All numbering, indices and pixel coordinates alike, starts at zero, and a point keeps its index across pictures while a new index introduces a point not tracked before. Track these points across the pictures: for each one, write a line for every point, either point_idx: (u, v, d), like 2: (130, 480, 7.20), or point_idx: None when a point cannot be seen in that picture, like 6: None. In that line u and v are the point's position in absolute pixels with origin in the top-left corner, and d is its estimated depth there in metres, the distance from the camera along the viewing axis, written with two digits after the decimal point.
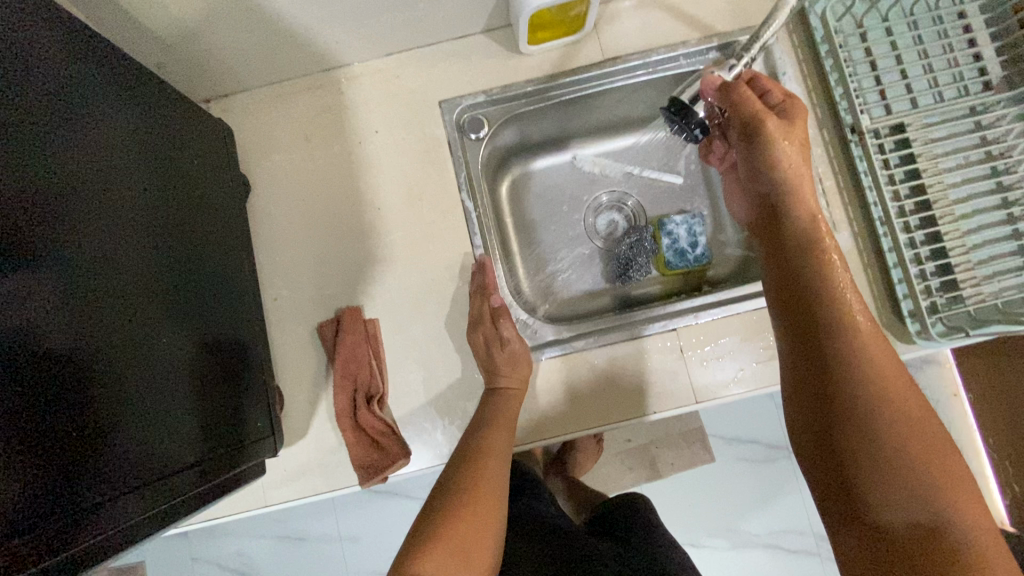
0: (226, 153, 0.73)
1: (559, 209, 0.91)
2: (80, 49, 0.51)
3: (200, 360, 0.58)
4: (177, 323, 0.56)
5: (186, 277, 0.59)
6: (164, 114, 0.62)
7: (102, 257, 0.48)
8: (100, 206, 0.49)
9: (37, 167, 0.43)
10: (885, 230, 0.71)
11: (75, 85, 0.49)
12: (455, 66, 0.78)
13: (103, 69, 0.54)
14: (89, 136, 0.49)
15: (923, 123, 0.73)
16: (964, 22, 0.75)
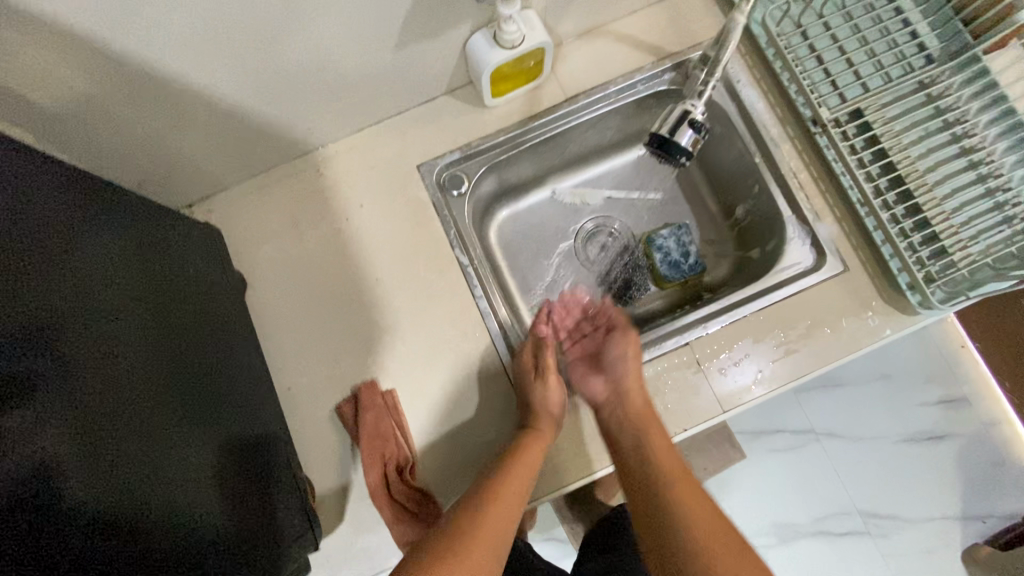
0: (219, 251, 0.74)
1: (549, 245, 0.93)
2: (61, 181, 0.52)
3: (218, 466, 0.56)
4: (196, 435, 0.55)
5: (190, 382, 0.57)
6: (147, 225, 0.62)
7: (102, 381, 0.47)
8: (91, 330, 0.48)
9: (32, 311, 0.43)
10: (867, 211, 0.73)
11: (62, 219, 0.49)
12: (426, 129, 0.80)
13: (85, 197, 0.54)
14: (80, 267, 0.49)
15: (879, 105, 0.76)
16: (894, 6, 0.79)
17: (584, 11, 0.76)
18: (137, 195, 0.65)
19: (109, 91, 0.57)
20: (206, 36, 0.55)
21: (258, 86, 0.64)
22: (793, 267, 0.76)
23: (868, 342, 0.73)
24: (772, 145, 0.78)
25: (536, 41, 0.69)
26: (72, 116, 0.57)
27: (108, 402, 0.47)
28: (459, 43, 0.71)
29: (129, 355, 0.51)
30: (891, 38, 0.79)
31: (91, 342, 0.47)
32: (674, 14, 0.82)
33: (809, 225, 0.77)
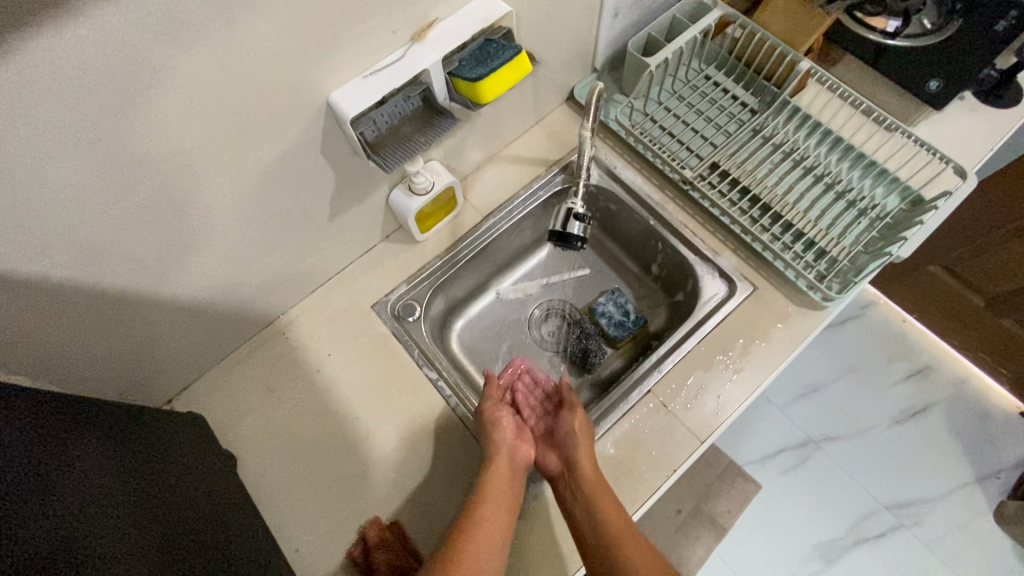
0: (196, 431, 0.77)
1: (507, 339, 1.01)
2: (45, 407, 0.56)
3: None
4: None
5: (203, 552, 0.58)
6: (116, 428, 0.64)
7: (133, 564, 0.48)
8: (106, 524, 0.49)
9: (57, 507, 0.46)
10: (752, 237, 0.87)
11: (58, 433, 0.54)
12: (373, 274, 0.91)
13: (70, 415, 0.59)
14: (86, 466, 0.53)
15: (728, 154, 0.94)
16: (712, 81, 1.00)
17: (477, 148, 0.93)
18: (121, 409, 0.69)
19: (91, 327, 0.63)
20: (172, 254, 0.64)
21: (220, 279, 0.73)
22: (712, 299, 0.87)
23: (797, 341, 0.83)
24: (659, 206, 0.93)
25: (444, 183, 0.84)
26: (69, 355, 0.63)
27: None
28: (383, 200, 0.84)
29: (145, 539, 0.52)
30: (718, 104, 0.98)
31: (111, 535, 0.49)
32: (549, 131, 1.00)
33: (714, 260, 0.89)
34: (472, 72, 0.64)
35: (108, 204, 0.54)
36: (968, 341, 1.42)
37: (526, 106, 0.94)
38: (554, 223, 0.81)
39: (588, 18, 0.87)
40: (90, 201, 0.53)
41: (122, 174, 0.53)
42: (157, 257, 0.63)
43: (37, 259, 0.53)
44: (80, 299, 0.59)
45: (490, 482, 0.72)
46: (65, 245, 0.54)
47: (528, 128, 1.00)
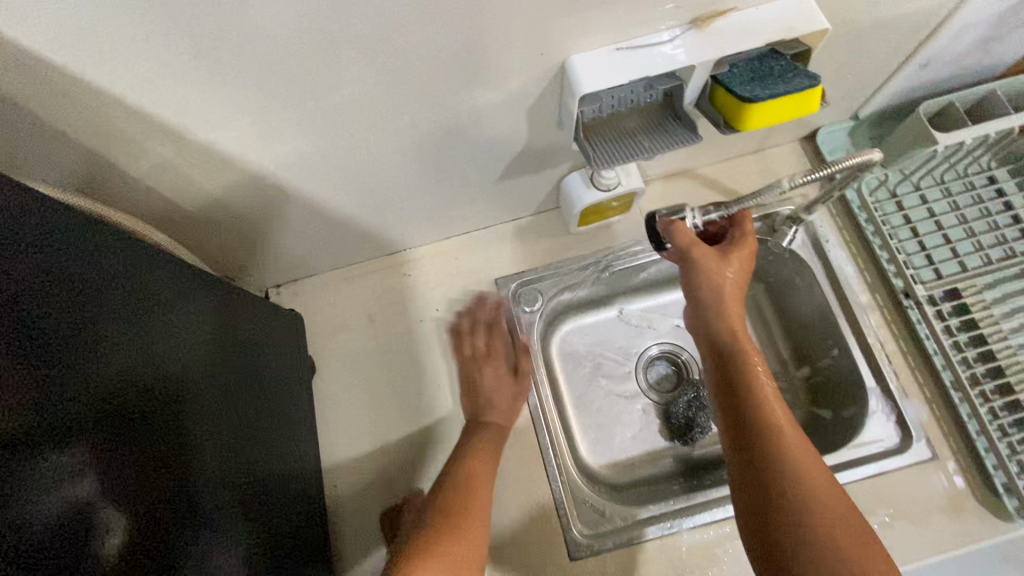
0: (295, 350, 0.73)
1: (610, 365, 0.92)
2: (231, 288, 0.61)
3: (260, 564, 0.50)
4: (252, 510, 0.52)
5: (252, 457, 0.54)
6: (243, 313, 0.60)
7: (191, 434, 0.45)
8: (189, 400, 0.45)
9: (196, 344, 0.49)
10: (960, 396, 0.70)
11: (223, 298, 0.57)
12: (508, 247, 0.83)
13: (243, 302, 0.62)
14: (230, 332, 0.56)
15: (976, 285, 0.73)
16: (995, 187, 0.78)
17: (677, 156, 0.79)
18: (269, 306, 0.72)
19: (234, 198, 0.60)
20: (335, 162, 0.59)
21: (368, 199, 0.68)
22: (872, 445, 0.71)
23: (958, 542, 0.66)
24: (859, 309, 0.76)
25: (631, 187, 0.71)
26: (204, 217, 0.61)
27: (189, 481, 0.43)
28: (556, 178, 0.74)
29: (215, 433, 0.48)
30: (991, 218, 0.76)
31: (187, 415, 0.44)
32: (764, 168, 0.84)
33: (896, 401, 0.72)
34: (747, 89, 0.50)
35: (295, 96, 0.48)
36: None
37: (754, 133, 0.78)
38: (667, 213, 0.64)
39: (888, 59, 0.68)
40: (281, 86, 0.46)
41: (323, 70, 0.46)
42: (320, 162, 0.58)
43: (214, 128, 0.49)
44: (236, 173, 0.56)
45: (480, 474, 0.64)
46: (242, 123, 0.49)
47: (741, 155, 0.84)
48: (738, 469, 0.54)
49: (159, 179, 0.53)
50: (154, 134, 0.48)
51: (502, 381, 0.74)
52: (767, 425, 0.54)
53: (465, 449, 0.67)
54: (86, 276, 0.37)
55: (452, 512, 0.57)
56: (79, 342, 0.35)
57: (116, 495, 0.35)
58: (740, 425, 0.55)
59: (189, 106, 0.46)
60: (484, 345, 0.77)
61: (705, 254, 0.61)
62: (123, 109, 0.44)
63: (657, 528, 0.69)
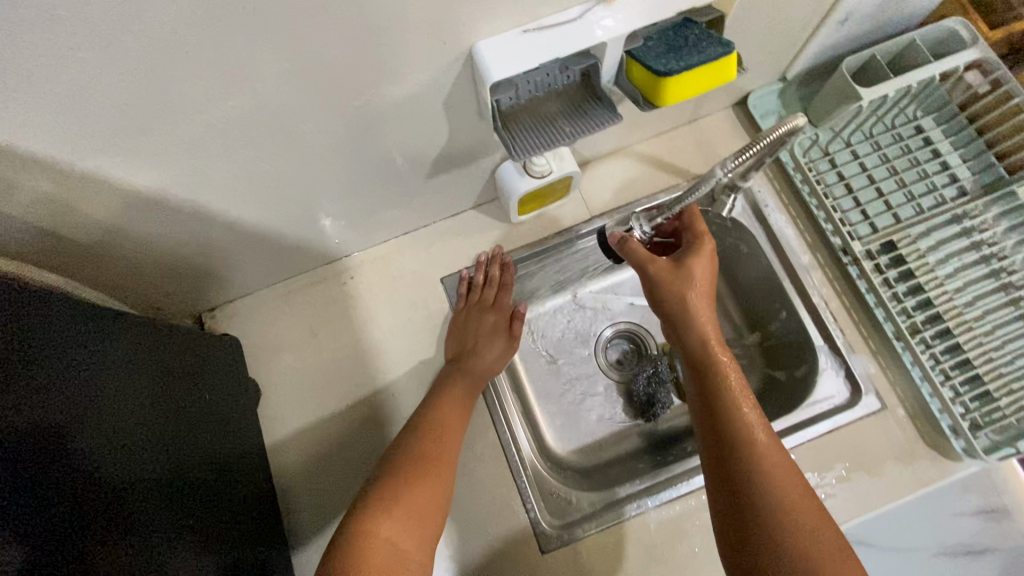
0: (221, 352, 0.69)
1: (568, 350, 0.92)
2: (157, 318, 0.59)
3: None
4: (191, 545, 0.49)
5: (191, 489, 0.52)
6: (153, 325, 0.57)
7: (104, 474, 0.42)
8: (101, 428, 0.44)
9: (105, 376, 0.46)
10: (903, 347, 0.71)
11: (143, 326, 0.55)
12: (450, 243, 0.80)
13: (172, 329, 0.60)
14: (152, 361, 0.54)
15: (911, 235, 0.75)
16: (923, 135, 0.79)
17: (611, 135, 0.78)
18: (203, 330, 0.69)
19: (138, 226, 0.55)
20: (246, 176, 0.55)
21: (290, 209, 0.64)
22: (824, 402, 0.73)
23: (913, 487, 0.68)
24: (803, 271, 0.76)
25: (565, 171, 0.70)
26: (109, 249, 0.57)
27: (115, 506, 0.42)
28: (489, 169, 0.71)
29: (137, 457, 0.47)
30: (921, 167, 0.78)
31: (115, 437, 0.45)
32: (699, 138, 0.83)
33: (844, 356, 0.74)
34: (660, 62, 0.49)
35: (183, 114, 0.44)
36: None
37: (685, 104, 0.77)
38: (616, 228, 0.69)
39: (807, 18, 0.67)
40: (163, 103, 0.43)
41: (208, 81, 0.42)
42: (226, 178, 0.54)
43: (95, 155, 0.45)
44: (135, 200, 0.52)
45: (426, 483, 0.59)
46: (126, 147, 0.45)
47: (675, 127, 0.83)
48: (717, 477, 0.56)
49: (43, 216, 0.48)
50: (23, 170, 0.43)
51: (497, 335, 0.76)
52: (745, 436, 0.56)
53: (433, 418, 0.66)
54: None
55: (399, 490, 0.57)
56: None
57: (23, 546, 0.34)
58: (716, 434, 0.57)
59: (58, 133, 0.41)
60: (491, 296, 0.77)
61: (661, 267, 0.65)
62: None
63: (618, 512, 0.69)
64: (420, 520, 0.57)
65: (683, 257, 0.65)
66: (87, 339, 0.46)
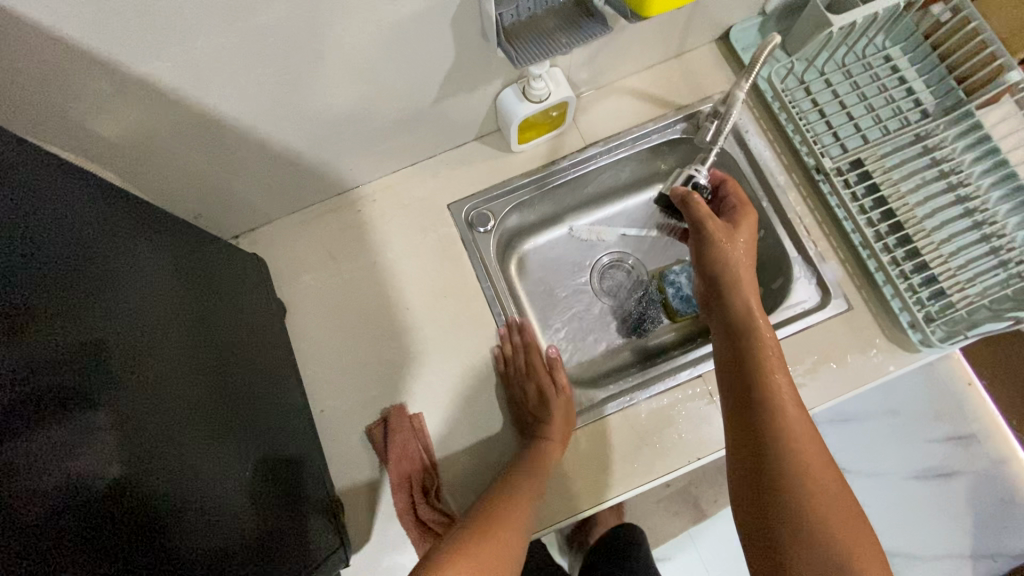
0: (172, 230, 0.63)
1: (567, 277, 1.00)
2: (179, 225, 0.66)
3: (267, 498, 0.61)
4: (225, 423, 0.58)
5: (222, 381, 0.60)
6: (157, 231, 0.60)
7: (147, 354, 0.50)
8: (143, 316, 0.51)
9: (140, 273, 0.53)
10: (868, 253, 0.78)
11: (167, 232, 0.62)
12: (455, 171, 0.86)
13: (190, 236, 0.67)
14: (177, 265, 0.60)
15: (878, 154, 0.82)
16: (891, 65, 0.86)
17: (603, 66, 0.84)
18: (224, 245, 0.75)
19: (176, 137, 0.61)
20: (272, 91, 0.61)
21: (312, 129, 0.70)
22: (798, 305, 0.81)
23: (875, 377, 0.76)
24: (779, 190, 0.83)
25: (562, 95, 0.76)
26: (150, 160, 0.63)
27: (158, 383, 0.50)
28: (491, 96, 0.77)
29: (174, 346, 0.54)
30: (888, 94, 0.85)
31: (153, 326, 0.52)
32: (685, 71, 0.89)
33: (816, 265, 0.81)
34: None
35: (220, 22, 0.50)
36: None
37: (671, 36, 0.83)
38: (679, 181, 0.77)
39: None
40: (205, 10, 0.48)
41: None
42: (257, 93, 0.60)
43: (143, 58, 0.50)
44: (175, 108, 0.57)
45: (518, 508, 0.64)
46: (175, 53, 0.51)
47: (663, 60, 0.89)
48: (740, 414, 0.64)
49: (100, 119, 0.55)
50: (88, 69, 0.49)
51: (549, 396, 0.78)
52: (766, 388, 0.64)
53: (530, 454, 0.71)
54: (28, 209, 0.41)
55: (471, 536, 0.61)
56: (33, 269, 0.40)
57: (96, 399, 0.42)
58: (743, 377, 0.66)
59: (114, 33, 0.47)
60: (525, 362, 0.80)
61: (719, 230, 0.74)
62: (52, 41, 0.45)
63: (598, 411, 0.77)
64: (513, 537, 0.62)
65: (736, 224, 0.75)
66: (124, 237, 0.53)
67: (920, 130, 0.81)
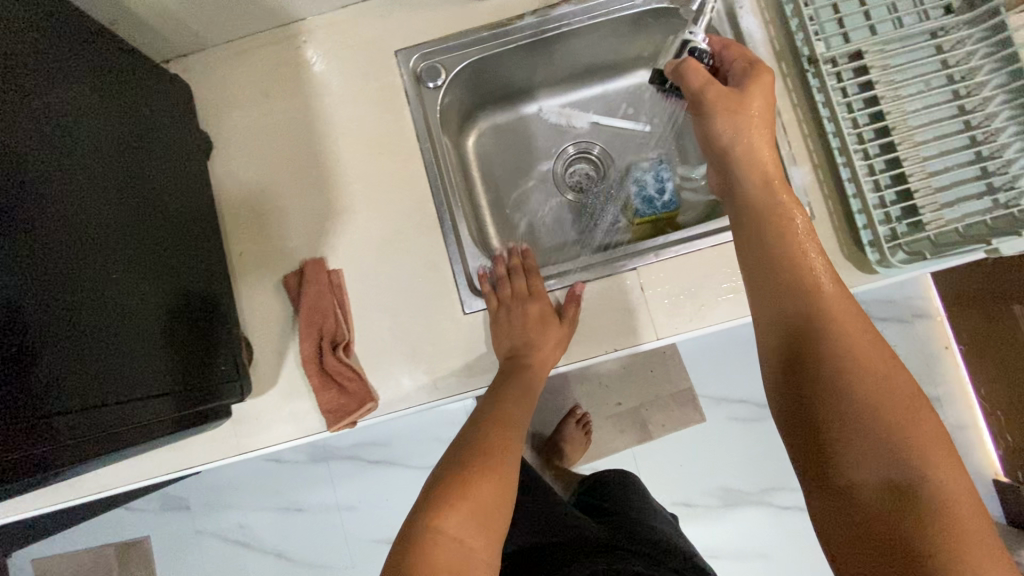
0: (63, 25, 0.57)
1: (527, 162, 0.93)
2: (92, 29, 0.61)
3: (170, 326, 0.61)
4: (121, 248, 0.57)
5: (123, 206, 0.58)
6: (54, 27, 0.55)
7: (17, 156, 0.47)
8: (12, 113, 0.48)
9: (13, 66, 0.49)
10: (843, 160, 0.70)
11: (69, 32, 0.57)
12: (409, 17, 0.78)
13: (104, 43, 0.62)
14: (74, 72, 0.56)
15: (883, 49, 0.72)
16: None
17: None
18: (151, 65, 0.70)
19: None
20: None
21: None
22: None
23: None
24: None
25: None
26: None
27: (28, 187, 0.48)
28: None
29: (58, 157, 0.52)
30: None
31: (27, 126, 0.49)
32: None
33: (785, 168, 0.74)
34: None
35: None
36: (999, 392, 1.28)
37: None
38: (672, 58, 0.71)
39: None
40: None
41: None
42: None
43: None
44: None
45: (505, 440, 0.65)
46: None
47: None
48: (788, 371, 0.54)
49: None
50: None
51: (547, 321, 0.73)
52: (826, 340, 0.53)
53: (506, 393, 0.69)
54: None
55: (467, 484, 0.59)
56: None
57: None
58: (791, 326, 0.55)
59: None
60: (524, 286, 0.77)
61: (721, 96, 0.66)
62: None
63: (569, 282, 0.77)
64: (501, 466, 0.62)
65: (744, 86, 0.66)
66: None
67: (940, 27, 0.70)
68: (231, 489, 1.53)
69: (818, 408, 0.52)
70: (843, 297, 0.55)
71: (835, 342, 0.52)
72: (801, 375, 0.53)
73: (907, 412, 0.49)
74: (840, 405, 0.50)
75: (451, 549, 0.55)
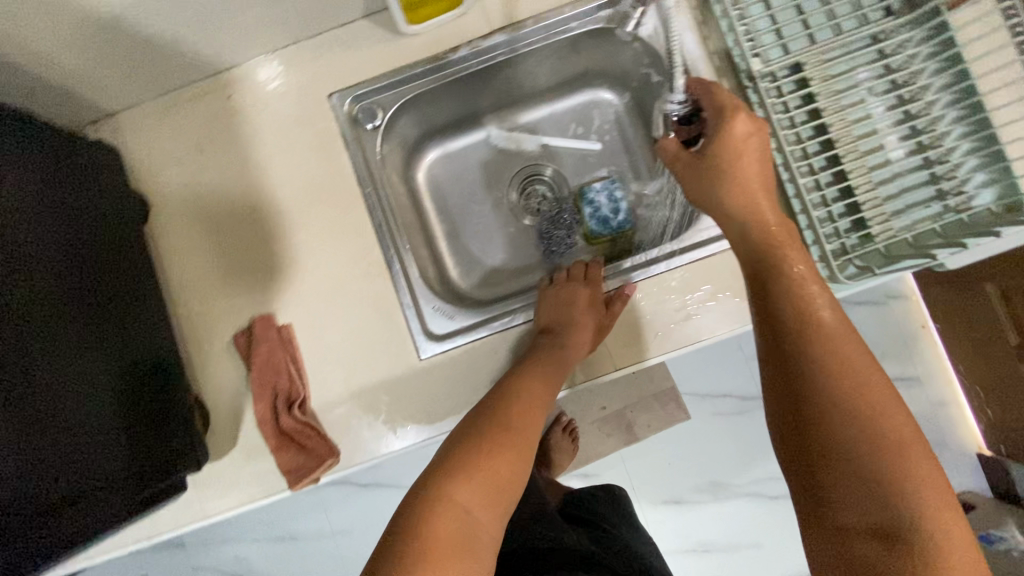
0: None
1: (480, 189, 0.92)
2: (27, 123, 0.61)
3: (110, 415, 0.59)
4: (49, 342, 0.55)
5: (53, 297, 0.57)
6: None
7: None
8: None
9: None
10: (788, 176, 0.69)
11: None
12: (341, 56, 0.76)
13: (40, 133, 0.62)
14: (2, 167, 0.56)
15: (822, 58, 0.71)
16: None
17: None
18: (85, 141, 0.69)
19: None
20: None
21: None
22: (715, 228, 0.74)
23: None
24: None
25: None
26: None
27: None
28: None
29: None
30: None
31: None
32: None
33: None
34: None
35: None
36: (977, 369, 1.28)
37: None
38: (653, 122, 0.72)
39: None
40: None
41: None
42: None
43: None
44: None
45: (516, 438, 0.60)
46: None
47: None
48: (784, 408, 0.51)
49: None
50: None
51: (587, 308, 0.74)
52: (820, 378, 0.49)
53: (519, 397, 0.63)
54: None
55: (480, 463, 0.55)
56: None
57: None
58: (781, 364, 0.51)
59: None
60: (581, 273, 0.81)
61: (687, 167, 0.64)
62: None
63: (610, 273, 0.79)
64: (507, 471, 0.57)
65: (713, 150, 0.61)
66: None
67: (878, 33, 0.68)
68: (225, 524, 1.53)
69: (816, 450, 0.49)
70: (848, 332, 0.51)
71: (829, 385, 0.48)
72: (793, 409, 0.50)
73: (904, 459, 0.46)
74: (838, 447, 0.48)
75: (455, 521, 0.51)
